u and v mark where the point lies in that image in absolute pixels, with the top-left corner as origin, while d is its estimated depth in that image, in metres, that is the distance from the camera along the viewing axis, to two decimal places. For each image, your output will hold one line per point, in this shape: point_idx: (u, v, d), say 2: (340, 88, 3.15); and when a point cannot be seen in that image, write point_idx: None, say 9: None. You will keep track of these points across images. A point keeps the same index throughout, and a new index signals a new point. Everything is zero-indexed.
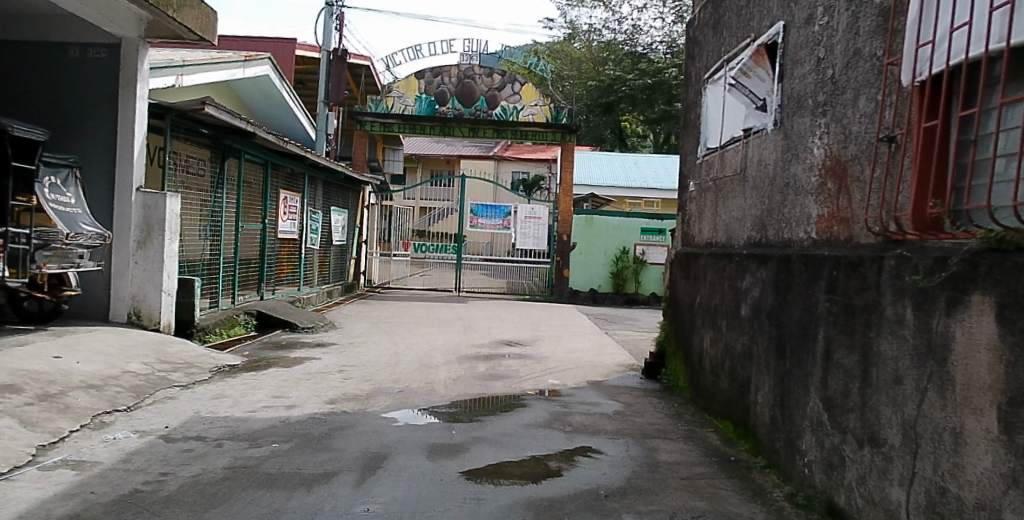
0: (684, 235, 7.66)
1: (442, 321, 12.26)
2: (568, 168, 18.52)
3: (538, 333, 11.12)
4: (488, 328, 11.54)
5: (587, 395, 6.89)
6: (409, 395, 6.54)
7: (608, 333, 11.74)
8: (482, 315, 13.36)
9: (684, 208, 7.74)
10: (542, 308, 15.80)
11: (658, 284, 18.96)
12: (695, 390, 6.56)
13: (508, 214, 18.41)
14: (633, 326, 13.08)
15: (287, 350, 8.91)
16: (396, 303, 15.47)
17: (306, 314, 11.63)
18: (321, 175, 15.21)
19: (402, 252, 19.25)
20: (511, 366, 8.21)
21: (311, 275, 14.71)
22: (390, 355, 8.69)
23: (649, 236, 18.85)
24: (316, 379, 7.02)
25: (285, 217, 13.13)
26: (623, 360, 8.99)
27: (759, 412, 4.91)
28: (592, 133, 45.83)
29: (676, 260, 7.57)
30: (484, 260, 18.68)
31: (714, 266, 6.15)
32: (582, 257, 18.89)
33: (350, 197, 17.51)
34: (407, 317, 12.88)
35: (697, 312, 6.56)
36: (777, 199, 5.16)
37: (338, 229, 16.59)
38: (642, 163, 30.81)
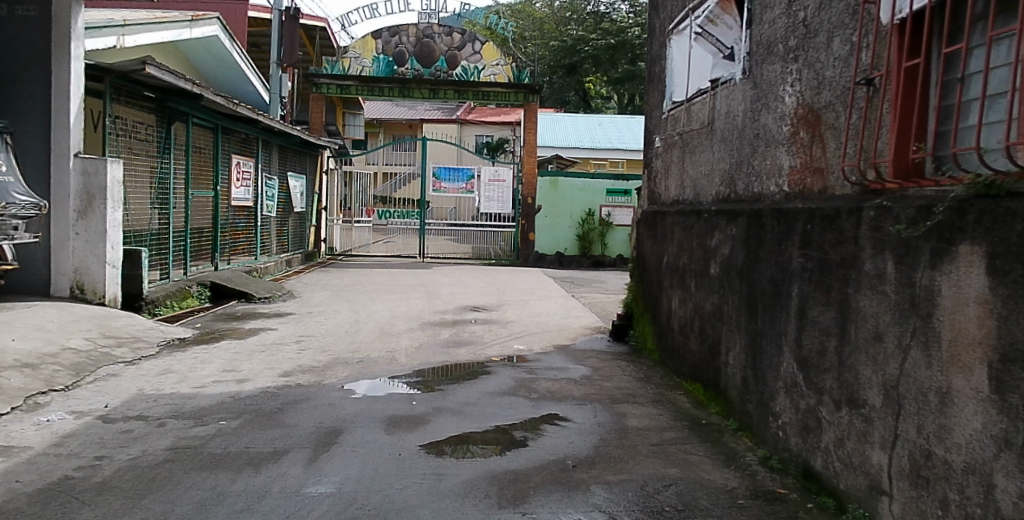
0: (650, 193, 7.45)
1: (404, 288, 11.96)
2: (531, 130, 18.14)
3: (504, 297, 10.90)
4: (453, 293, 11.29)
5: (553, 360, 6.70)
6: (369, 365, 6.26)
7: (575, 296, 11.57)
8: (446, 281, 13.08)
9: (649, 165, 7.52)
10: (507, 272, 15.57)
11: (624, 245, 18.85)
12: (663, 352, 6.41)
13: (471, 177, 18.12)
14: (600, 288, 12.96)
15: (242, 321, 8.54)
16: (358, 270, 15.09)
17: (264, 284, 11.19)
18: (277, 139, 14.63)
19: (365, 218, 18.77)
20: (475, 332, 7.97)
21: (269, 244, 14.22)
22: (350, 324, 8.38)
23: (615, 198, 18.68)
24: (271, 351, 6.69)
25: (239, 184, 12.57)
26: (589, 323, 8.82)
27: (730, 374, 4.76)
28: (556, 95, 45.29)
29: (642, 219, 7.37)
30: (450, 225, 18.38)
31: (682, 224, 5.95)
32: (548, 220, 18.68)
33: (308, 162, 16.92)
34: (368, 285, 12.55)
35: (665, 271, 6.38)
36: (746, 152, 4.94)
37: (297, 196, 16.05)
38: (606, 125, 30.52)
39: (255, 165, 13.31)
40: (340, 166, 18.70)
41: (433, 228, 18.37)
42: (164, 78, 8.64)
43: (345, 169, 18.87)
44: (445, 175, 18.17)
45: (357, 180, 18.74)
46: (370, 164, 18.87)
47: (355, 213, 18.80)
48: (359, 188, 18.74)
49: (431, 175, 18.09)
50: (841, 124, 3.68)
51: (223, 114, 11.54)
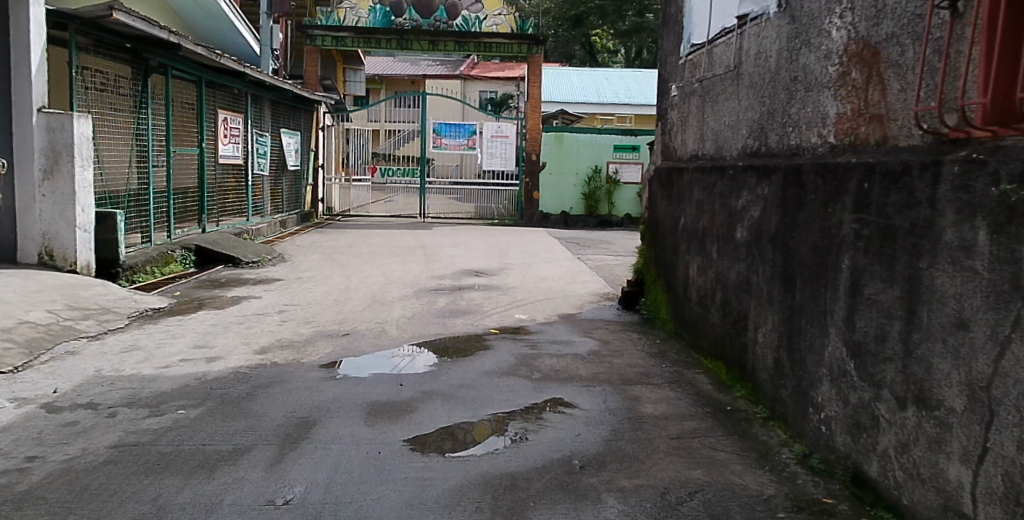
0: (665, 148, 6.76)
1: (401, 251, 11.35)
2: (536, 83, 17.29)
3: (506, 261, 10.27)
4: (453, 256, 10.68)
5: (558, 332, 6.12)
6: (355, 340, 5.69)
7: (582, 259, 10.94)
8: (445, 243, 12.47)
9: (663, 116, 6.81)
10: (510, 233, 14.92)
11: (632, 204, 18.03)
12: (679, 324, 5.83)
13: (473, 133, 17.38)
14: (607, 250, 12.33)
15: (225, 288, 7.95)
16: (355, 231, 14.47)
17: (255, 247, 10.56)
18: (267, 93, 13.86)
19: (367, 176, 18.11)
20: (474, 300, 7.38)
21: (262, 204, 13.59)
22: (341, 292, 7.78)
23: (622, 155, 17.85)
24: (250, 323, 6.12)
25: (228, 140, 11.84)
26: (597, 289, 8.22)
27: (760, 354, 4.18)
28: (562, 49, 43.93)
29: (655, 177, 6.70)
30: (452, 183, 17.71)
31: (702, 182, 5.29)
32: (553, 178, 17.86)
33: (302, 117, 16.13)
34: (364, 247, 11.94)
35: (681, 235, 5.75)
36: (781, 98, 4.25)
37: (292, 153, 15.28)
38: (614, 79, 29.46)
39: (245, 120, 12.58)
40: (339, 123, 18.09)
41: (434, 187, 17.79)
42: (135, 25, 7.86)
43: (343, 125, 18.19)
44: (446, 131, 17.41)
45: (355, 137, 18.10)
46: (369, 121, 17.85)
47: (355, 172, 18.23)
48: (358, 146, 18.14)
49: (431, 131, 17.32)
50: (909, 59, 3.01)
51: (206, 66, 10.80)
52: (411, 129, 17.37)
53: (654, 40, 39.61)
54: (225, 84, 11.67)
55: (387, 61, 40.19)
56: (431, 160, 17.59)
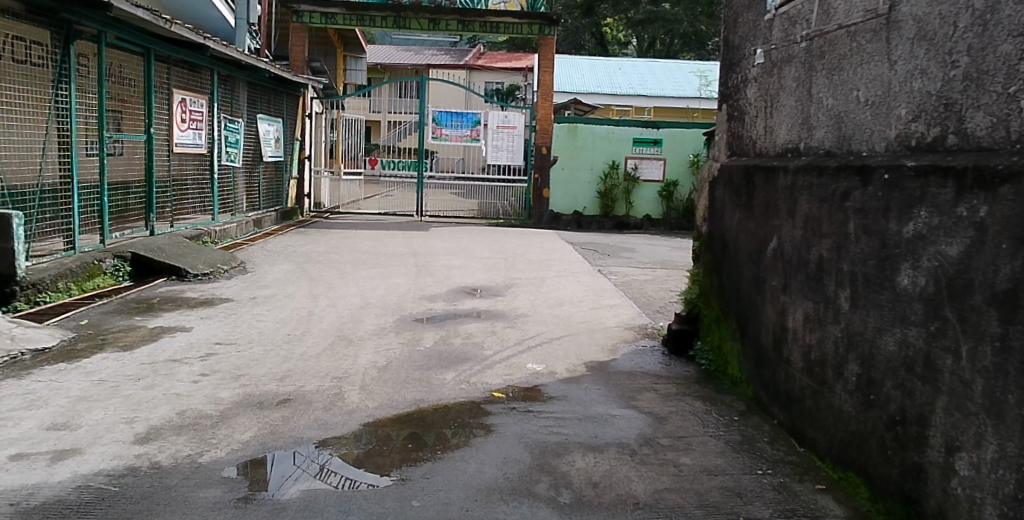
0: (732, 140, 4.98)
1: (386, 259, 9.52)
2: (548, 68, 15.36)
3: (513, 276, 8.43)
4: (449, 268, 8.86)
5: (589, 396, 4.30)
6: (296, 411, 3.86)
7: (603, 273, 9.08)
8: (441, 249, 10.64)
9: (731, 96, 5.02)
10: (517, 236, 13.09)
11: (652, 204, 16.16)
12: (763, 392, 4.06)
13: (477, 123, 15.57)
14: (629, 259, 10.51)
15: (152, 314, 6.15)
16: (340, 232, 12.64)
17: (213, 253, 8.74)
18: (241, 74, 12.07)
19: (365, 169, 16.14)
20: (472, 338, 5.54)
21: (232, 200, 11.79)
22: (299, 322, 5.95)
23: (642, 148, 15.91)
24: (153, 380, 4.31)
25: (186, 125, 10.01)
26: (630, 319, 6.38)
27: (966, 497, 2.41)
28: (571, 39, 41.94)
29: (720, 180, 4.92)
30: (457, 179, 15.91)
31: (816, 188, 3.50)
32: (565, 175, 15.91)
33: (285, 102, 14.27)
34: (345, 252, 10.10)
35: (771, 265, 3.99)
36: (1004, 51, 2.46)
37: (271, 142, 13.45)
38: (626, 70, 27.60)
39: (210, 103, 10.77)
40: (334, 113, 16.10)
41: (442, 183, 15.99)
42: None
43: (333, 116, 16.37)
44: (447, 121, 15.64)
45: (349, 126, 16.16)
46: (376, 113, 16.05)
47: (356, 164, 16.21)
48: (352, 136, 16.13)
49: (430, 120, 15.57)
50: None
51: (158, 37, 9.02)
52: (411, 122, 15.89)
53: (667, 31, 37.84)
54: (185, 60, 9.88)
55: (389, 50, 38.35)
56: (433, 153, 15.90)
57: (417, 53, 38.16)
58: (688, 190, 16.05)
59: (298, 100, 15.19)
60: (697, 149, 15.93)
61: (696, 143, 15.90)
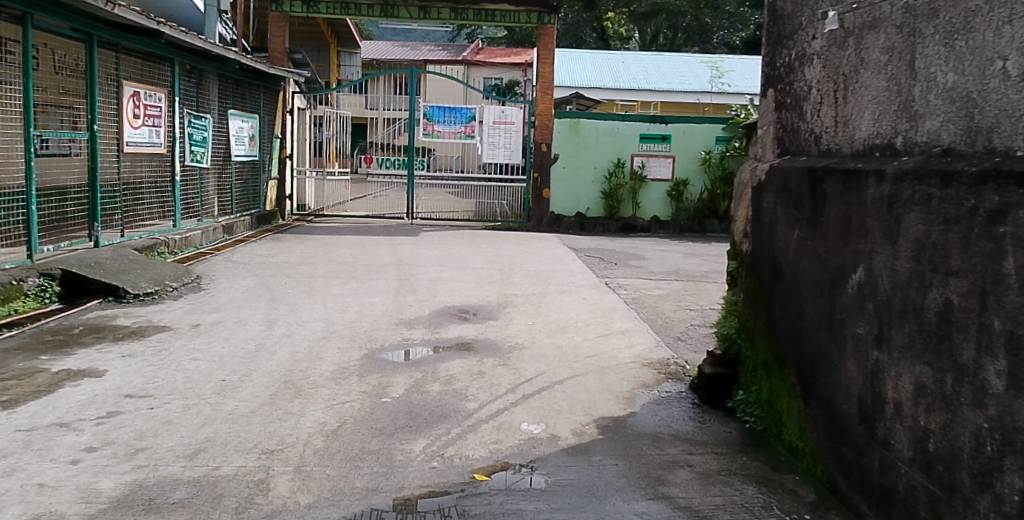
0: (783, 133, 3.88)
1: (364, 271, 8.40)
2: (548, 59, 14.32)
3: (508, 293, 7.31)
4: (435, 283, 7.75)
5: (603, 480, 3.18)
6: (194, 516, 2.76)
7: (612, 287, 7.96)
8: (428, 258, 9.52)
9: (781, 77, 3.93)
10: (514, 241, 11.98)
11: (660, 204, 15.02)
12: (843, 478, 2.97)
13: (472, 118, 14.45)
14: (639, 268, 9.41)
15: (65, 350, 5.05)
16: (319, 237, 11.53)
17: (164, 267, 7.65)
18: (210, 65, 10.96)
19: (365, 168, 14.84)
20: (453, 384, 4.42)
21: (199, 204, 10.70)
22: (242, 361, 4.84)
23: (650, 145, 14.78)
24: (16, 460, 3.20)
25: (141, 121, 8.89)
26: (647, 352, 5.27)
27: None
28: (572, 32, 40.78)
29: (768, 185, 3.83)
30: (456, 178, 14.67)
31: (938, 203, 2.40)
32: (567, 173, 14.79)
33: (262, 96, 13.17)
34: (320, 262, 9.00)
35: (853, 305, 2.90)
36: None
37: (244, 140, 12.33)
38: (630, 64, 26.50)
39: (172, 97, 9.66)
40: (326, 110, 14.83)
41: (437, 183, 14.68)
42: None
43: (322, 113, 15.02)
44: (439, 116, 14.49)
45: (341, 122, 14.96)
46: (368, 110, 14.79)
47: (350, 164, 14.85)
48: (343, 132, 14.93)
49: (422, 116, 14.44)
50: None
51: (102, 21, 7.93)
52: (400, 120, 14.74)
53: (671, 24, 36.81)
54: (139, 47, 8.75)
55: (384, 46, 37.23)
56: (431, 151, 14.73)
57: (415, 49, 37.06)
58: (699, 189, 14.91)
59: (279, 95, 14.15)
60: (708, 145, 14.79)
61: (707, 139, 14.77)
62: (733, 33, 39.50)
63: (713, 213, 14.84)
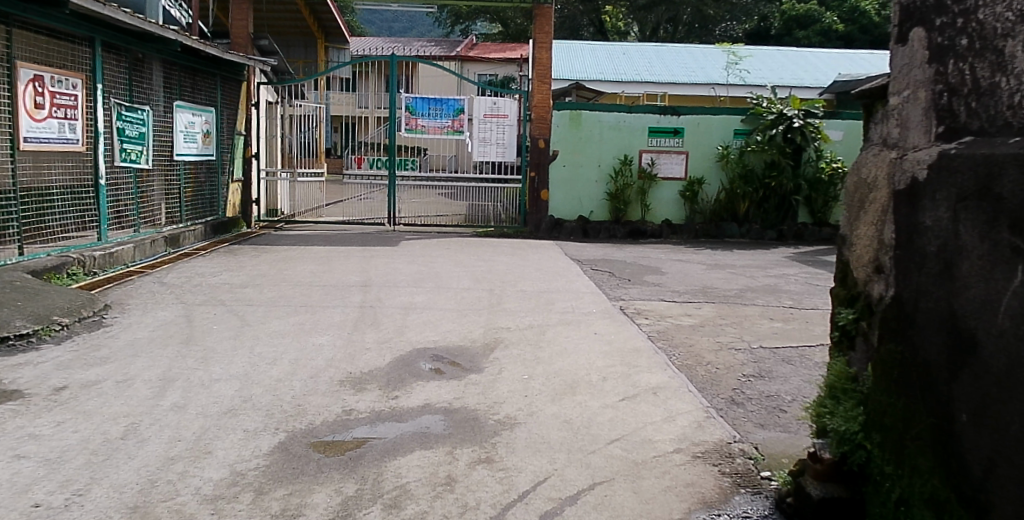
0: (952, 97, 2.27)
1: (320, 296, 6.76)
2: (545, 43, 12.61)
3: (496, 327, 5.68)
4: (406, 313, 6.11)
5: None
6: None
7: (629, 314, 6.31)
8: (401, 276, 7.88)
9: (947, 4, 2.31)
10: (508, 251, 10.36)
11: (673, 206, 13.33)
12: None
13: (460, 111, 12.83)
14: (658, 286, 7.78)
15: None
16: (279, 249, 9.88)
17: (60, 294, 5.93)
18: (150, 48, 9.25)
19: (356, 169, 13.16)
20: (404, 507, 2.78)
21: (137, 212, 9.01)
22: (87, 463, 3.18)
23: (660, 139, 13.14)
24: None
25: (46, 113, 7.18)
26: (696, 430, 3.63)
27: None
28: (570, 25, 39.13)
29: (936, 193, 2.22)
30: (449, 179, 12.92)
31: None
32: (567, 172, 13.13)
33: (219, 87, 11.48)
34: (268, 282, 7.37)
35: None
36: None
37: (196, 138, 10.68)
38: (632, 56, 24.86)
39: (93, 84, 7.94)
40: (303, 105, 13.22)
41: (430, 185, 12.93)
42: None
43: (302, 110, 13.35)
44: (424, 109, 12.88)
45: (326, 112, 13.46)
46: (361, 108, 13.05)
47: (342, 164, 13.18)
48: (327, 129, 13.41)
49: (404, 108, 12.79)
50: None
51: None
52: (381, 117, 13.08)
53: None
54: (41, 21, 7.06)
55: (374, 42, 35.62)
56: (423, 150, 13.04)
57: (406, 44, 35.33)
58: (716, 189, 13.26)
59: (242, 87, 12.53)
60: (725, 138, 13.16)
61: (724, 132, 13.15)
62: (737, 24, 38.10)
63: (732, 216, 13.17)
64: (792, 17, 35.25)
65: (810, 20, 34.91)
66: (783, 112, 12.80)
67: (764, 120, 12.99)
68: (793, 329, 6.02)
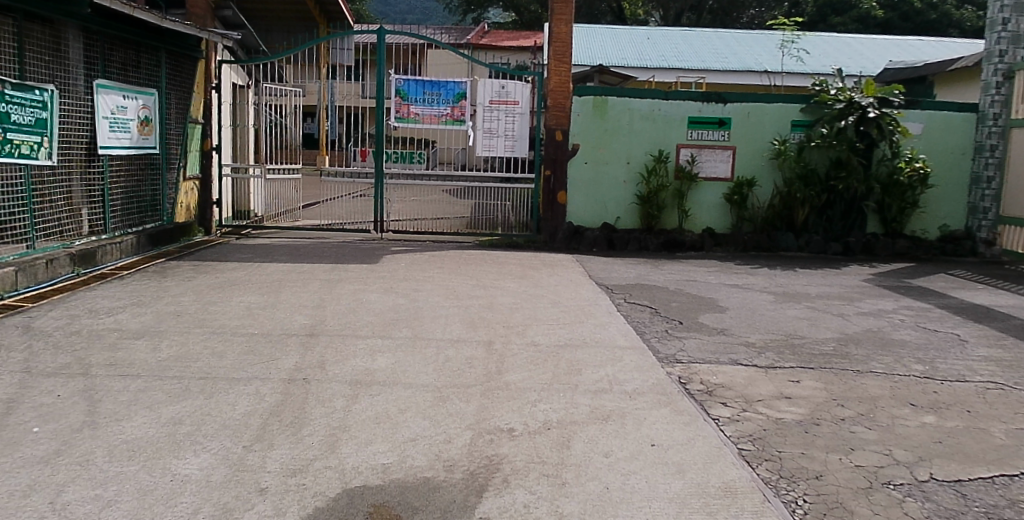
0: None
1: (235, 357, 4.63)
2: (565, 15, 10.41)
3: (491, 434, 3.51)
4: (353, 395, 3.96)
5: None
6: None
7: (698, 399, 4.12)
8: (366, 316, 5.73)
9: None
10: (517, 271, 8.20)
11: (715, 211, 11.08)
12: None
13: (463, 96, 10.64)
14: (723, 335, 5.60)
15: None
16: (223, 269, 7.75)
17: None
18: (52, 9, 7.09)
19: (361, 164, 10.93)
20: None
21: (33, 221, 6.93)
22: None
23: (702, 132, 10.90)
24: None
25: None
26: None
27: None
28: (587, 11, 36.80)
29: None
30: (459, 175, 10.77)
31: None
32: (591, 171, 10.92)
33: (166, 64, 9.39)
34: (174, 330, 5.25)
35: None
36: None
37: (129, 127, 8.58)
38: (657, 41, 22.57)
39: None
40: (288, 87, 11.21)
41: (438, 182, 10.71)
42: None
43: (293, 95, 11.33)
44: (418, 94, 10.70)
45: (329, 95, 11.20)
46: (365, 99, 10.95)
47: (342, 158, 10.94)
48: (337, 120, 11.07)
49: (393, 93, 10.66)
50: None
51: None
52: (367, 108, 10.94)
53: None
54: None
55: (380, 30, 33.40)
56: (431, 142, 10.88)
57: None
58: (768, 192, 11.06)
59: (199, 65, 10.41)
60: (781, 132, 10.94)
61: (779, 124, 10.93)
62: (766, 10, 35.66)
63: (788, 225, 10.99)
64: (826, 3, 32.74)
65: (846, 6, 32.41)
66: (854, 99, 10.54)
67: (830, 110, 10.72)
68: (958, 432, 3.82)
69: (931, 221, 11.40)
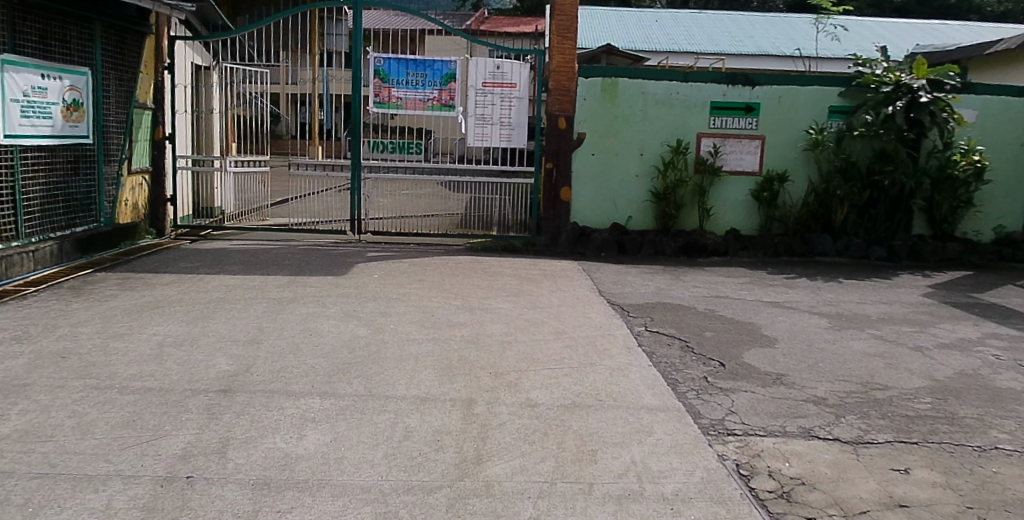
0: None
1: (104, 435, 3.26)
2: None
3: None
4: (254, 514, 2.59)
5: None
6: None
7: (773, 513, 2.76)
8: (309, 358, 4.34)
9: None
10: (512, 285, 6.81)
11: (741, 210, 9.68)
12: None
13: (453, 77, 9.27)
14: (782, 385, 4.21)
15: None
16: (154, 284, 6.36)
17: None
18: None
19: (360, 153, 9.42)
20: None
21: None
22: None
23: (726, 119, 9.48)
24: None
25: None
26: None
27: None
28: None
29: None
30: (459, 167, 9.35)
31: None
32: (599, 163, 9.51)
33: (100, 40, 7.97)
34: (42, 383, 3.88)
35: None
36: None
37: (48, 115, 7.15)
38: (666, 23, 21.10)
39: None
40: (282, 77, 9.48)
41: (440, 177, 9.29)
42: None
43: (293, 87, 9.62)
44: (400, 75, 9.29)
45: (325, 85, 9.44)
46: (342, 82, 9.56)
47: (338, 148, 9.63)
48: (331, 110, 9.55)
49: (371, 75, 9.24)
50: None
51: None
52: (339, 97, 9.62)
53: None
54: None
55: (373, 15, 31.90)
56: (427, 131, 9.40)
57: None
58: (802, 188, 9.65)
59: (148, 42, 9.01)
60: (817, 119, 9.52)
61: (815, 110, 9.51)
62: None
63: (824, 227, 9.59)
64: None
65: None
66: (902, 81, 9.14)
67: (875, 94, 9.29)
68: None
69: (987, 221, 9.98)
